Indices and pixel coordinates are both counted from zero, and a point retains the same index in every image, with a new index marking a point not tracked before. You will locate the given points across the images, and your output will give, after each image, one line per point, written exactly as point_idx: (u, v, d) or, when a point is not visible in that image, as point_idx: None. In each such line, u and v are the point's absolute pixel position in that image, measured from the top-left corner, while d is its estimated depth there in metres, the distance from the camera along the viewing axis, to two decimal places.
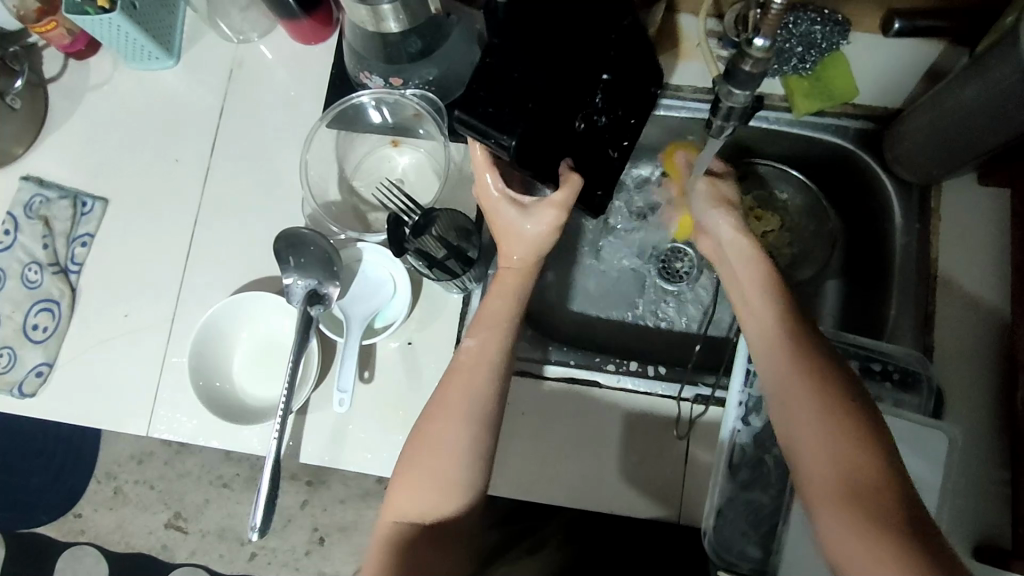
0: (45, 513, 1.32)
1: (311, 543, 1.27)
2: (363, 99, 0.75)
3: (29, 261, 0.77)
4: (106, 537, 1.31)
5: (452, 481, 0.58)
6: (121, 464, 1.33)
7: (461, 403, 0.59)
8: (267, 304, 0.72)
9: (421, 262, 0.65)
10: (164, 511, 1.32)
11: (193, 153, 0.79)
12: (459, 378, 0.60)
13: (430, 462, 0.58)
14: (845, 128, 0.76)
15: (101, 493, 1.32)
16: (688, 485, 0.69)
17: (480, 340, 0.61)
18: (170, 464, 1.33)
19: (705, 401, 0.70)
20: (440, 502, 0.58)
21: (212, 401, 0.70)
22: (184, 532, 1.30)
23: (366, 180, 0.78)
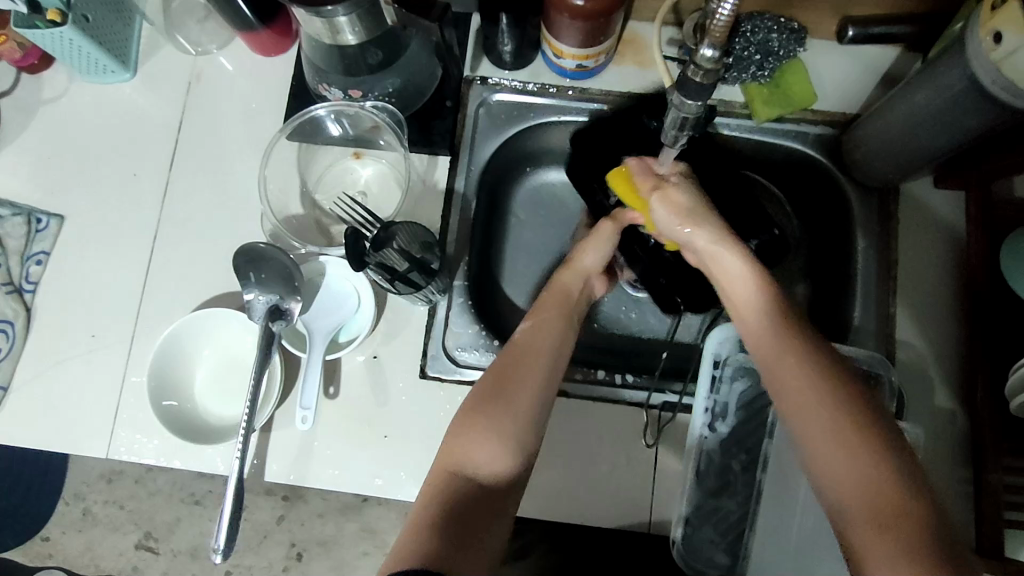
0: (11, 536, 1.29)
1: (288, 559, 1.25)
2: (320, 112, 0.74)
3: None
4: (76, 561, 1.30)
5: (508, 441, 0.57)
6: (89, 485, 1.30)
7: (524, 382, 0.60)
8: (229, 320, 0.71)
9: (383, 274, 0.65)
10: (135, 531, 1.29)
11: (152, 167, 0.78)
12: (513, 361, 0.61)
13: (491, 423, 0.58)
14: (804, 134, 0.77)
15: (69, 514, 1.30)
16: (656, 495, 0.69)
17: (537, 323, 0.64)
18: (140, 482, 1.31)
19: (672, 409, 0.71)
20: (494, 466, 0.57)
21: (175, 422, 0.68)
22: (155, 552, 1.28)
23: (328, 193, 0.77)
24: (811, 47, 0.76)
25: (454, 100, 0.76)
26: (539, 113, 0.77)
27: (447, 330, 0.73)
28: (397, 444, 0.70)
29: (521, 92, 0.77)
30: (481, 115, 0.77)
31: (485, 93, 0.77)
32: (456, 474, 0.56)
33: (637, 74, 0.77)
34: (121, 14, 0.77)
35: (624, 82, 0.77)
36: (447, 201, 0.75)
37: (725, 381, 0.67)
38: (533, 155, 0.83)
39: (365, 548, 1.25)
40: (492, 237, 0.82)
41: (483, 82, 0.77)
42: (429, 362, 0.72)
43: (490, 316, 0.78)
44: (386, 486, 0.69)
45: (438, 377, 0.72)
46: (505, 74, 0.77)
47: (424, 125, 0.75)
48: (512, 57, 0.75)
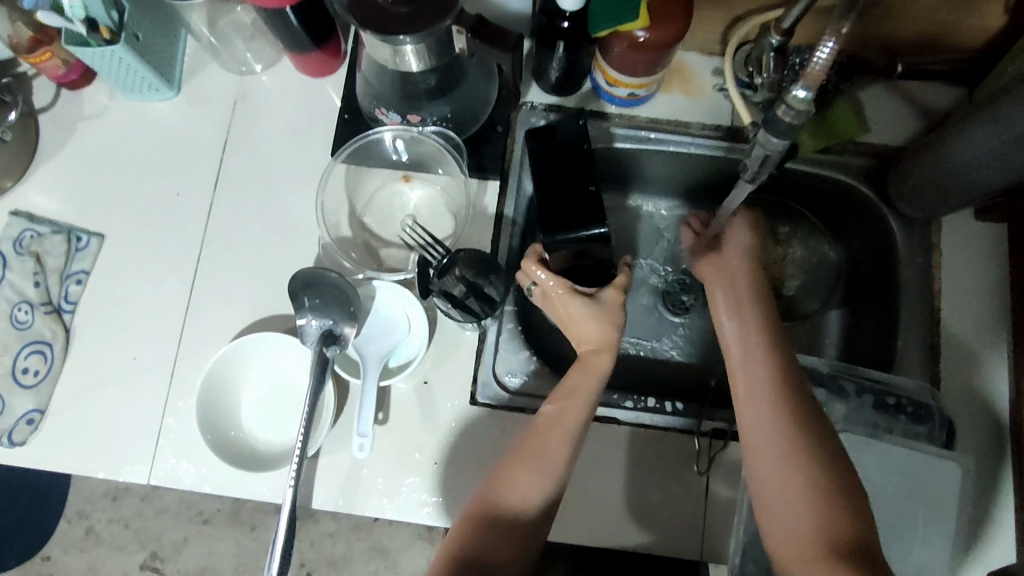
0: (11, 557, 1.26)
1: None
2: (382, 136, 0.75)
3: (19, 299, 0.73)
4: None
5: (512, 518, 0.57)
6: (94, 503, 1.28)
7: (548, 462, 0.59)
8: (281, 345, 0.70)
9: (446, 302, 0.66)
10: (140, 551, 1.28)
11: (195, 187, 0.77)
12: (540, 435, 0.60)
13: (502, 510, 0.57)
14: (847, 165, 0.78)
15: (71, 533, 1.28)
16: (709, 524, 0.69)
17: (561, 406, 0.61)
18: (145, 500, 1.29)
19: (722, 437, 0.71)
20: (501, 553, 0.56)
21: (224, 449, 0.67)
22: (161, 572, 1.27)
23: (377, 216, 0.76)
24: (874, 88, 0.78)
25: (505, 126, 0.77)
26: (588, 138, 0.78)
27: (497, 355, 0.74)
28: (447, 471, 0.70)
29: None
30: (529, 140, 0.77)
31: (533, 117, 0.77)
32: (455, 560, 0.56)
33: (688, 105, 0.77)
34: (168, 31, 0.76)
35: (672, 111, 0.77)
36: (497, 226, 0.75)
37: None
38: None
39: (377, 568, 1.24)
40: None
41: (531, 108, 0.77)
42: (479, 389, 0.72)
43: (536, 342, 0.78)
44: (437, 513, 0.69)
45: (490, 404, 0.71)
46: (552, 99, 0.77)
47: (474, 149, 0.76)
48: (563, 82, 0.75)
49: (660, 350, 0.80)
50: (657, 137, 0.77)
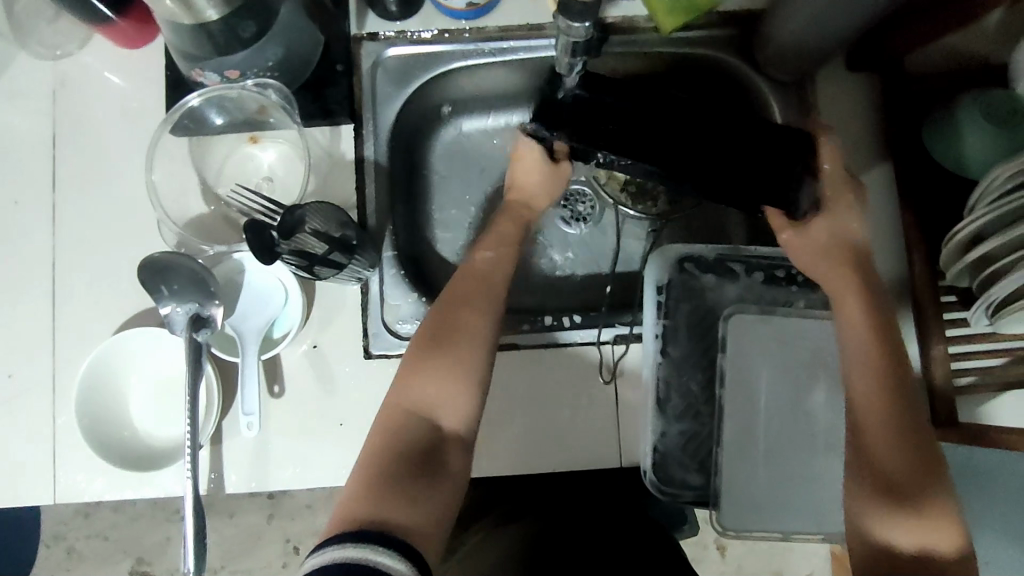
0: None
1: (286, 553, 1.30)
2: (196, 101, 0.69)
3: None
4: None
5: (457, 373, 0.57)
6: (67, 524, 1.32)
7: (485, 299, 0.61)
8: (153, 338, 0.66)
9: (299, 261, 0.61)
10: (126, 558, 1.31)
11: (35, 192, 0.71)
12: (473, 276, 0.62)
13: (444, 351, 0.58)
14: (713, 40, 0.75)
15: (53, 556, 1.32)
16: (623, 431, 0.66)
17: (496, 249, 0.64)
18: (118, 511, 1.32)
19: (625, 341, 0.67)
20: (447, 395, 0.57)
21: (114, 452, 0.65)
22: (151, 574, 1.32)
23: (230, 184, 0.72)
24: None
25: (345, 63, 0.72)
26: (441, 62, 0.74)
27: (384, 305, 0.71)
28: (354, 430, 0.68)
29: (418, 44, 0.73)
30: (377, 74, 0.73)
31: (377, 49, 0.73)
32: (413, 413, 0.56)
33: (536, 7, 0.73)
34: None
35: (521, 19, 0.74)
36: (360, 172, 0.71)
37: (671, 304, 0.67)
38: (443, 109, 0.80)
39: None
40: (417, 200, 0.80)
41: (373, 38, 0.73)
42: (371, 341, 0.70)
43: (425, 282, 0.76)
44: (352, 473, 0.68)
45: (385, 354, 0.69)
46: (395, 26, 0.73)
47: (318, 94, 0.71)
48: (398, 6, 0.71)
49: (560, 267, 0.78)
50: (512, 46, 0.74)
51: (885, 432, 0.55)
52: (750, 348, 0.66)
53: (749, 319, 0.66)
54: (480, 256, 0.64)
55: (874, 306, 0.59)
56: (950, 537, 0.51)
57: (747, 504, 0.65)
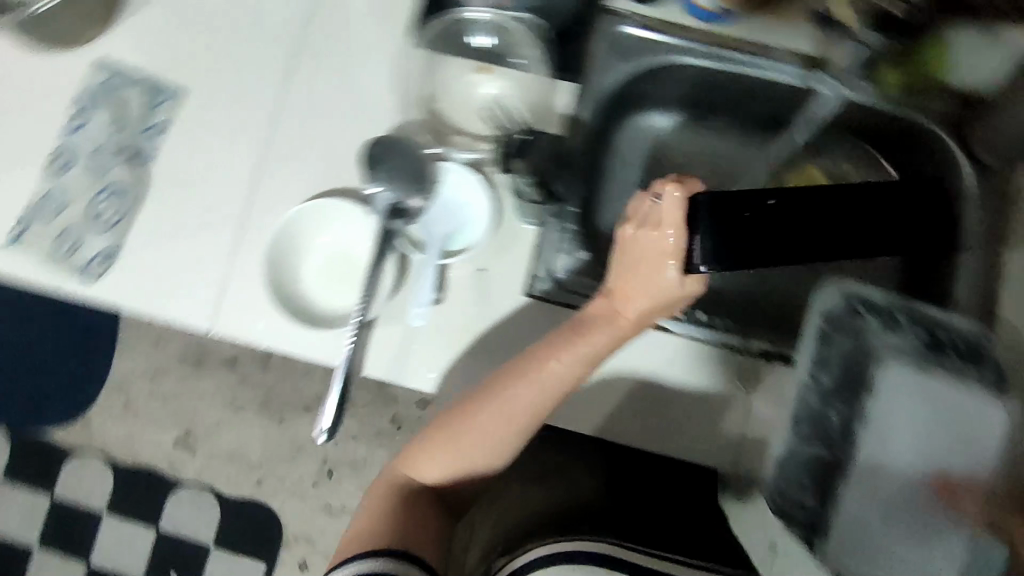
0: (53, 418, 1.51)
1: (319, 475, 1.48)
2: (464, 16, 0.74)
3: (99, 144, 0.76)
4: (114, 447, 1.51)
5: (477, 462, 0.63)
6: (134, 379, 1.52)
7: (532, 414, 0.61)
8: (349, 216, 0.72)
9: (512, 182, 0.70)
10: (174, 429, 1.51)
11: (276, 56, 0.77)
12: (532, 381, 0.60)
13: (470, 446, 0.62)
14: (929, 108, 0.77)
15: (112, 404, 1.52)
16: (746, 434, 0.71)
17: (569, 365, 0.59)
18: (182, 383, 1.52)
19: (767, 356, 0.74)
20: (457, 475, 0.64)
21: (285, 303, 0.70)
22: (192, 451, 1.51)
23: (452, 101, 0.77)
24: None
25: (587, 25, 0.77)
26: (668, 50, 0.77)
27: (551, 252, 0.73)
28: (494, 355, 0.71)
29: (653, 28, 0.77)
30: (608, 48, 0.77)
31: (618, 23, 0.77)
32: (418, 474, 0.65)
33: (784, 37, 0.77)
34: None
35: (761, 36, 0.78)
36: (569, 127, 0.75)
37: (831, 334, 0.67)
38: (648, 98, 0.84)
39: None
40: (598, 174, 0.84)
41: (615, 13, 0.77)
42: (536, 282, 0.73)
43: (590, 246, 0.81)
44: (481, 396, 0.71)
45: (542, 297, 0.72)
46: (639, 8, 0.77)
47: (554, 47, 0.76)
48: None
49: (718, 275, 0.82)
50: (741, 58, 0.77)
51: None
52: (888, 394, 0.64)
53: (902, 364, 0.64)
54: (554, 367, 0.59)
55: None
56: None
57: (860, 545, 0.64)
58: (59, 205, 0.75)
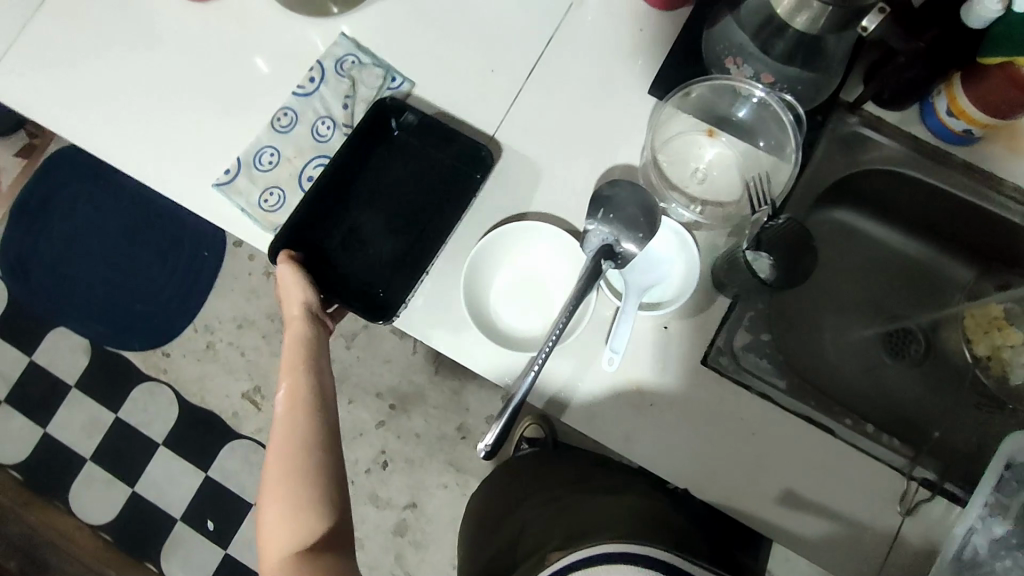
0: (137, 340, 1.53)
1: (374, 463, 1.46)
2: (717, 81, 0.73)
3: (324, 114, 0.78)
4: (186, 384, 1.53)
5: (312, 500, 0.65)
6: (221, 323, 1.54)
7: (303, 416, 0.68)
8: (553, 243, 0.73)
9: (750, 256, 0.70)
10: (247, 381, 1.53)
11: (511, 70, 0.79)
12: (287, 402, 0.69)
13: (292, 497, 0.65)
14: None
15: (194, 342, 1.54)
16: (889, 560, 0.70)
17: (293, 376, 0.70)
18: (265, 339, 1.54)
19: (930, 488, 0.70)
20: (318, 520, 0.65)
21: (477, 317, 0.71)
22: (258, 408, 1.52)
23: (670, 155, 0.77)
24: None
25: (824, 116, 0.76)
26: (886, 159, 0.79)
27: (738, 326, 0.74)
28: (658, 414, 0.71)
29: (882, 134, 0.78)
30: (831, 143, 0.79)
31: (849, 121, 0.77)
32: (279, 549, 0.64)
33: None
34: None
35: (909, 183, 0.80)
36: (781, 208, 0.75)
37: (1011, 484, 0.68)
38: (844, 197, 0.86)
39: (447, 481, 1.44)
40: None
41: (851, 108, 0.77)
42: (712, 352, 0.72)
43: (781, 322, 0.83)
44: (633, 451, 0.71)
45: (716, 369, 0.72)
46: (876, 108, 0.76)
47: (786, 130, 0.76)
48: (894, 96, 0.73)
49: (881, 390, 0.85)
50: (964, 185, 0.77)
51: None
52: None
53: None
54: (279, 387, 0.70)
55: None
56: None
57: None
58: (271, 163, 0.77)
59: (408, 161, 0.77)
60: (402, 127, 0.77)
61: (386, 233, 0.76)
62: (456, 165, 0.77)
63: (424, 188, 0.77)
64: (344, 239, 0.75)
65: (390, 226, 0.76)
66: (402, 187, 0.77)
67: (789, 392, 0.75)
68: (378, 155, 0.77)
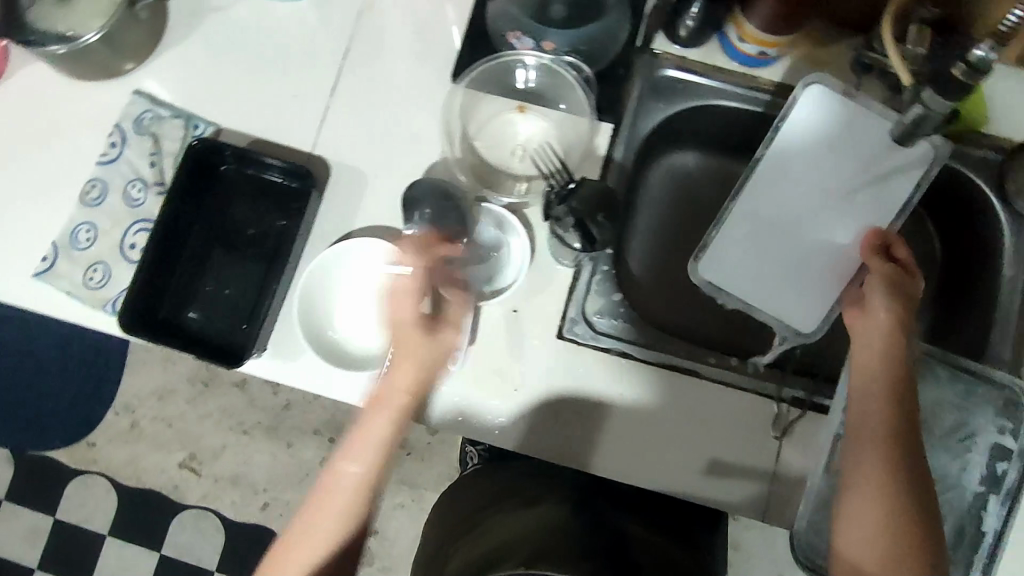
0: (59, 437, 1.48)
1: None
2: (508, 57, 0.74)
3: (133, 177, 0.76)
4: (120, 468, 1.48)
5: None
6: (141, 400, 1.49)
7: (327, 507, 0.67)
8: (384, 253, 0.71)
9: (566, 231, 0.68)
10: (179, 451, 1.48)
11: (313, 89, 0.77)
12: (333, 482, 0.68)
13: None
14: (970, 154, 0.75)
15: (116, 426, 1.48)
16: (775, 486, 0.70)
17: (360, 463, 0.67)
18: (190, 403, 1.49)
19: (800, 405, 0.72)
20: None
21: (322, 346, 0.70)
22: (199, 474, 1.47)
23: (489, 141, 0.76)
24: (1010, 78, 0.75)
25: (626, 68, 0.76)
26: (702, 94, 0.78)
27: (588, 292, 0.74)
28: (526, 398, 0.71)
29: (689, 70, 0.77)
30: (645, 89, 0.78)
31: (654, 67, 0.77)
32: None
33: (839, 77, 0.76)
34: None
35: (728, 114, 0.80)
36: (606, 167, 0.75)
37: None
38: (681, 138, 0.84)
39: (403, 500, 1.43)
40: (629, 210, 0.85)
41: (654, 54, 0.77)
42: (566, 324, 0.73)
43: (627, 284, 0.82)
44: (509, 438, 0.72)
45: (574, 339, 0.73)
46: (677, 49, 0.77)
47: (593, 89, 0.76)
48: (689, 33, 0.75)
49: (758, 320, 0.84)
50: (778, 104, 0.77)
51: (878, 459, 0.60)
52: (757, 264, 0.72)
53: (757, 223, 0.72)
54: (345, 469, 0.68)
55: (898, 398, 0.62)
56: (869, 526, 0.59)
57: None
58: (89, 239, 0.74)
59: (227, 204, 0.76)
60: (219, 170, 0.76)
61: (226, 280, 0.74)
62: (273, 193, 0.76)
63: (252, 223, 0.76)
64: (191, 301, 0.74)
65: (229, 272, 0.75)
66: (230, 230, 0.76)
67: (651, 345, 0.74)
68: (207, 194, 0.76)
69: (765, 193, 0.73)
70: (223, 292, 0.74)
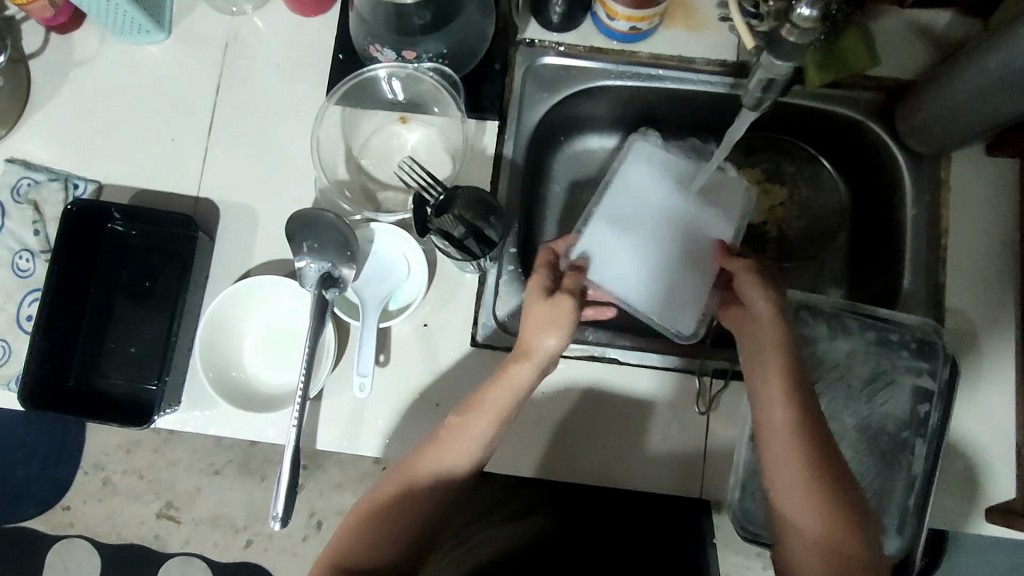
0: (33, 504, 1.25)
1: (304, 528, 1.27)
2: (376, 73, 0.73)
3: (19, 248, 0.74)
4: (100, 529, 1.25)
5: None
6: (109, 455, 1.25)
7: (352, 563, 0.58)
8: (278, 287, 0.69)
9: (443, 242, 0.66)
10: (156, 501, 1.25)
11: (191, 129, 0.75)
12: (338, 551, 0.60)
13: None
14: (854, 100, 0.75)
15: (91, 483, 1.25)
16: (708, 462, 0.70)
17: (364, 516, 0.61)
18: (159, 452, 1.26)
19: (723, 376, 0.71)
20: None
21: (230, 390, 0.68)
22: (177, 520, 1.24)
23: (374, 157, 0.76)
24: (882, 19, 0.75)
25: (503, 63, 0.75)
26: (585, 77, 0.77)
27: (497, 296, 0.73)
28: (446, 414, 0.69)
29: (568, 54, 0.76)
30: (527, 78, 0.76)
31: (533, 56, 0.76)
32: None
33: (716, 40, 0.75)
34: None
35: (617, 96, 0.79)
36: (496, 167, 0.74)
37: None
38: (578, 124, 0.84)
39: None
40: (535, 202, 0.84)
41: (531, 45, 0.76)
42: (479, 329, 0.72)
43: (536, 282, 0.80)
44: None
45: (490, 343, 0.71)
46: (553, 36, 0.76)
47: (473, 90, 0.74)
48: (561, 17, 0.74)
49: None
50: (661, 75, 0.76)
51: (796, 460, 0.56)
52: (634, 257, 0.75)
53: (617, 224, 0.76)
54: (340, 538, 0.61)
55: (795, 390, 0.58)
56: (809, 525, 0.55)
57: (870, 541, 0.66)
58: None
59: (118, 260, 0.74)
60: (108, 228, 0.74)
61: (131, 337, 0.73)
62: (160, 239, 0.74)
63: (145, 273, 0.74)
64: (99, 364, 0.72)
65: (132, 327, 0.73)
66: (124, 287, 0.74)
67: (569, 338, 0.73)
68: (97, 255, 0.74)
69: (634, 199, 0.77)
70: (129, 349, 0.73)
